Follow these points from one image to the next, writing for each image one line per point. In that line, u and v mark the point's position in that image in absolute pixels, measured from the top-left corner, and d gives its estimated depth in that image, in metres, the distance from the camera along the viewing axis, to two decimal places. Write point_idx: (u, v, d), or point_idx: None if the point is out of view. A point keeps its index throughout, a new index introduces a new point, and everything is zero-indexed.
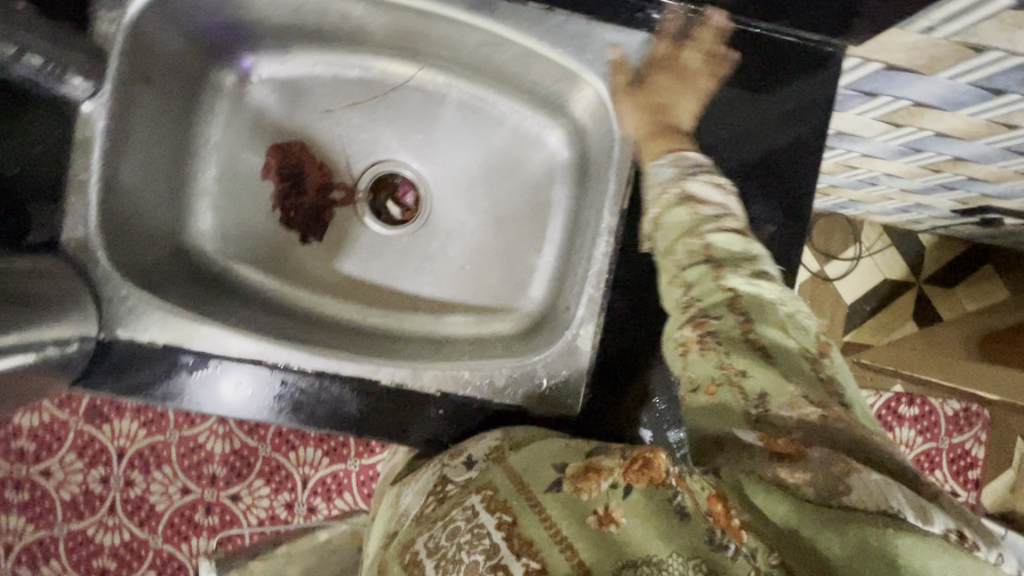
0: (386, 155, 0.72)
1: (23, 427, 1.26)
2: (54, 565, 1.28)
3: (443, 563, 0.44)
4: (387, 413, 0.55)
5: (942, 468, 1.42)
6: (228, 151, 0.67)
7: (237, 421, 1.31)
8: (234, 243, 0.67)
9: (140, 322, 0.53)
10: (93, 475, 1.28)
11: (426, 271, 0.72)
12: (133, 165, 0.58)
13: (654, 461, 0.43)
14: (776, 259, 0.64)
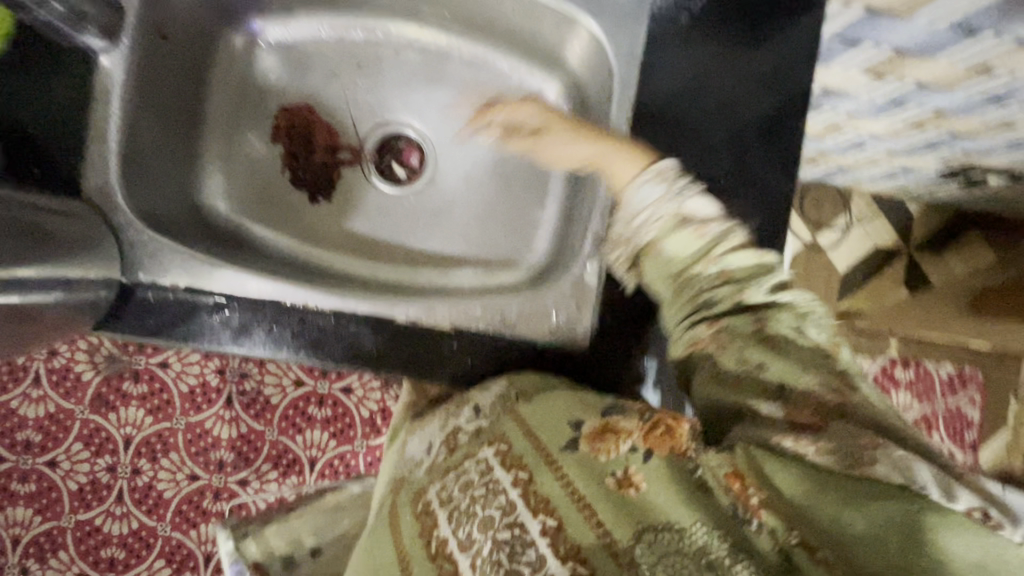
0: (391, 116, 0.74)
1: (28, 418, 1.26)
2: (62, 556, 1.27)
3: (457, 514, 0.51)
4: (405, 347, 0.59)
5: (939, 430, 1.45)
6: (238, 111, 0.69)
7: (243, 406, 1.31)
8: (244, 201, 0.69)
9: (162, 265, 0.56)
10: (99, 464, 1.28)
11: (433, 227, 0.74)
12: (149, 120, 0.61)
13: (677, 429, 0.50)
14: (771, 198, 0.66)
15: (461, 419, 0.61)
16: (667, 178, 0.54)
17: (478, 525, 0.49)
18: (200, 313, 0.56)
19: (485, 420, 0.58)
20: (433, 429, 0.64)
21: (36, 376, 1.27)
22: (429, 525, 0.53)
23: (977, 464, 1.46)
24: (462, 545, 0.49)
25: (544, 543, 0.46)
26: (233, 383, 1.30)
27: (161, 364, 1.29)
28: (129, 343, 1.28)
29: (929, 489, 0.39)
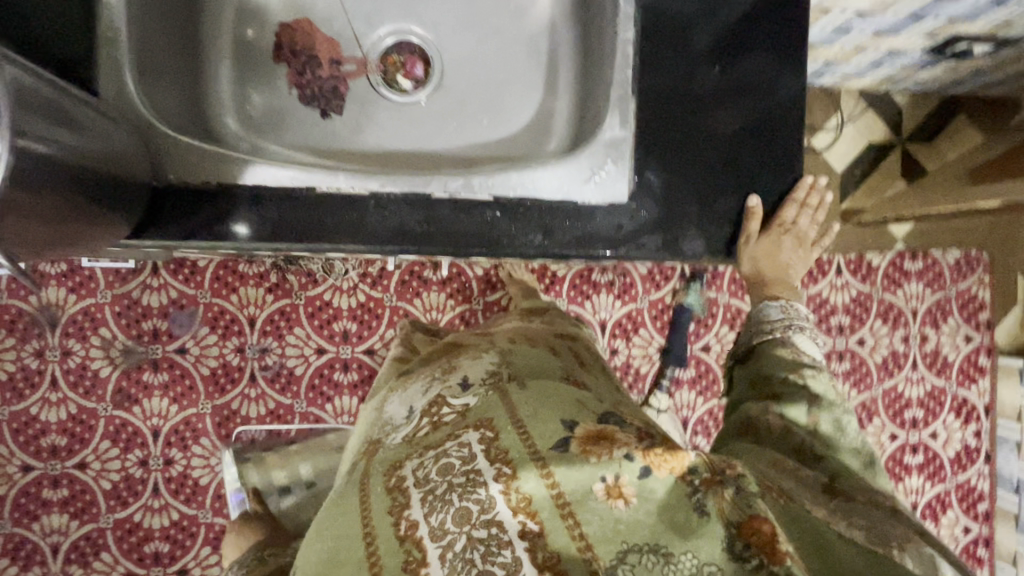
0: (389, 23, 0.74)
1: (51, 422, 1.24)
2: (106, 557, 1.26)
3: (432, 499, 0.55)
4: (451, 222, 0.64)
5: (954, 315, 1.47)
6: (235, 36, 0.71)
7: (267, 381, 1.29)
8: (255, 125, 0.71)
9: (189, 166, 0.58)
10: (131, 459, 1.26)
11: (447, 129, 0.74)
12: (152, 36, 0.63)
13: (677, 453, 0.57)
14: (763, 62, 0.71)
15: (447, 394, 0.70)
16: (789, 318, 0.75)
17: (453, 516, 0.53)
18: (235, 212, 0.60)
19: (471, 402, 0.67)
20: (416, 394, 0.74)
21: (53, 378, 1.24)
22: (399, 503, 0.55)
23: (993, 343, 1.49)
24: (432, 534, 0.52)
25: (520, 546, 0.50)
26: (255, 360, 1.29)
27: (179, 351, 1.27)
28: (143, 334, 1.26)
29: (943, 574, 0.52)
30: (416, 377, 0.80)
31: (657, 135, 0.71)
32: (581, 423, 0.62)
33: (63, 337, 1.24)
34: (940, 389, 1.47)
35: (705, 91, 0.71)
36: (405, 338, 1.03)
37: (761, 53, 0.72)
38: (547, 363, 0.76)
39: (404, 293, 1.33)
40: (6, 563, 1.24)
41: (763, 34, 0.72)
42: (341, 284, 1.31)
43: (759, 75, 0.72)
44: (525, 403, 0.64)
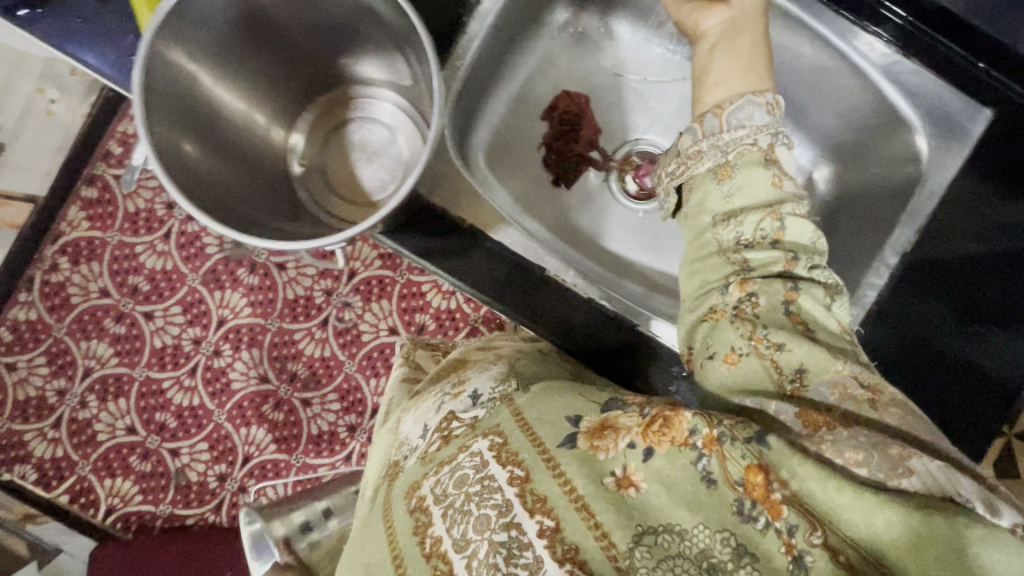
0: (635, 138, 0.94)
1: (145, 266, 1.31)
2: (121, 403, 1.31)
3: (452, 511, 0.52)
4: (639, 349, 0.78)
5: None
6: (524, 92, 0.92)
7: (336, 330, 1.33)
8: (500, 166, 0.91)
9: (463, 206, 0.78)
10: (188, 333, 1.32)
11: (640, 241, 0.92)
12: (481, 89, 0.87)
13: (675, 422, 0.51)
14: (930, 331, 0.79)
15: (456, 407, 0.65)
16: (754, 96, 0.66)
17: (473, 526, 0.51)
18: (473, 254, 0.77)
19: (480, 413, 0.62)
20: (429, 412, 0.68)
21: (168, 231, 1.32)
22: (422, 522, 0.53)
23: None
24: (456, 546, 0.50)
25: (542, 545, 0.49)
26: (335, 308, 1.33)
27: (279, 265, 1.33)
28: None
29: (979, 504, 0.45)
30: (426, 395, 0.75)
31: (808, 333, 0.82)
32: (586, 415, 0.56)
33: None
34: None
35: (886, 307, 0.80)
36: (408, 354, 1.02)
37: (966, 307, 0.80)
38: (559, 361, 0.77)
39: (490, 320, 1.33)
40: (42, 361, 1.31)
41: (976, 297, 0.80)
42: (441, 284, 1.34)
43: (943, 324, 0.79)
44: (536, 405, 0.59)
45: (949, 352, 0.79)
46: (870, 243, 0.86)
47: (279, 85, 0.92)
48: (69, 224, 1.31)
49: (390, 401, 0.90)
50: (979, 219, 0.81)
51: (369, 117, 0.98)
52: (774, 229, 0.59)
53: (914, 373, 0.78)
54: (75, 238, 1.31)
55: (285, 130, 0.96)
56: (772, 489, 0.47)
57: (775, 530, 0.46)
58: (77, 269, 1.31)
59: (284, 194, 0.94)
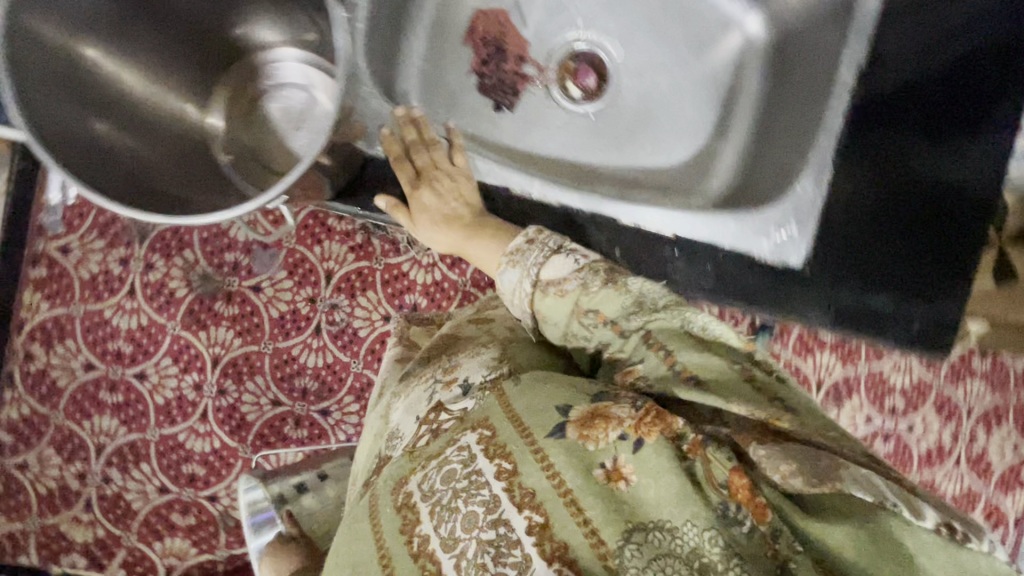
0: (562, 39, 0.89)
1: (120, 328, 1.27)
2: (144, 468, 1.29)
3: (438, 508, 0.55)
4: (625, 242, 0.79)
5: (1010, 422, 1.46)
6: (436, 22, 0.87)
7: (331, 335, 1.31)
8: (433, 103, 0.87)
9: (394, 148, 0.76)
10: (187, 381, 1.29)
11: (599, 142, 0.89)
12: (386, 28, 0.81)
13: (667, 417, 0.53)
14: (899, 159, 0.80)
15: (445, 399, 0.70)
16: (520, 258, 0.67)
17: (460, 523, 0.53)
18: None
19: (468, 406, 0.65)
20: (420, 402, 0.73)
21: (131, 287, 1.27)
22: (408, 520, 0.56)
23: None
24: (443, 544, 0.53)
25: (530, 543, 0.50)
26: (323, 313, 1.30)
27: (254, 288, 1.29)
28: (224, 265, 1.29)
29: (902, 507, 0.48)
30: (417, 380, 0.78)
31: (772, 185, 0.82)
32: (575, 405, 0.57)
33: (148, 250, 1.27)
34: (977, 492, 1.47)
35: (851, 151, 0.80)
36: (403, 332, 1.00)
37: (930, 122, 0.80)
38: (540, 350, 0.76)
39: (479, 281, 1.32)
40: (51, 451, 1.28)
41: (939, 109, 0.80)
42: (420, 259, 1.31)
43: (913, 148, 0.80)
44: (525, 395, 0.60)
45: (923, 175, 0.80)
46: (818, 77, 0.79)
47: (179, 63, 0.89)
48: (29, 310, 1.27)
49: (382, 382, 0.91)
50: (927, 31, 0.80)
51: (279, 86, 0.95)
52: (611, 329, 0.62)
53: (886, 203, 0.80)
54: (40, 322, 1.27)
55: (203, 111, 0.93)
56: (754, 492, 0.50)
57: (758, 532, 0.50)
58: (53, 352, 1.27)
59: (206, 174, 0.91)
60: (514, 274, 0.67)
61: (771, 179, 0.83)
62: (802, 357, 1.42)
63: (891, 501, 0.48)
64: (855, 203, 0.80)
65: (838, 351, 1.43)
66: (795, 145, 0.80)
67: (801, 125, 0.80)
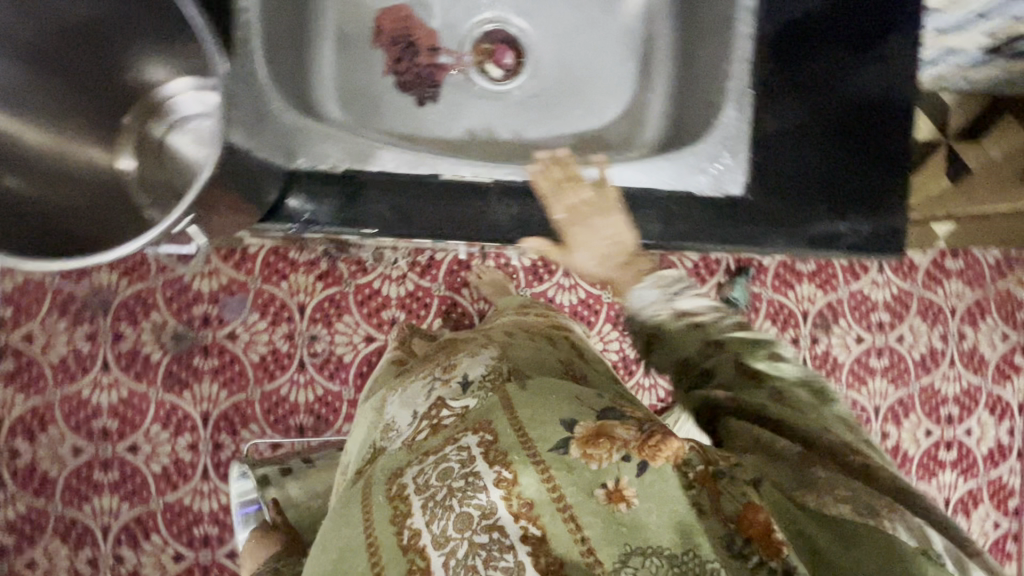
0: (471, 24, 0.89)
1: (102, 404, 1.25)
2: (155, 539, 1.26)
3: (432, 506, 0.54)
4: None
5: (992, 314, 1.49)
6: (340, 30, 0.86)
7: (316, 367, 1.29)
8: (355, 111, 0.86)
9: (320, 154, 0.73)
10: (181, 443, 1.27)
11: (526, 114, 0.88)
12: (287, 42, 0.80)
13: (669, 442, 0.53)
14: (827, 76, 0.79)
15: (445, 395, 0.69)
16: (663, 283, 0.63)
17: (454, 523, 0.52)
18: (364, 196, 0.74)
19: (470, 403, 0.65)
20: (417, 396, 0.72)
21: (105, 361, 1.25)
22: (400, 512, 0.54)
23: None
24: (436, 542, 0.51)
25: (525, 551, 0.49)
26: (305, 347, 1.29)
27: (229, 337, 1.27)
28: (194, 319, 1.26)
29: (944, 557, 0.46)
30: (415, 377, 0.78)
31: (700, 121, 0.82)
32: (581, 420, 0.57)
33: (114, 320, 1.25)
34: (976, 387, 1.50)
35: (777, 78, 0.79)
36: (405, 342, 1.01)
37: (851, 35, 0.79)
38: (545, 356, 0.77)
39: (452, 283, 1.32)
40: (57, 543, 1.25)
41: (851, 22, 0.79)
42: (390, 273, 1.30)
43: (838, 62, 0.79)
44: (528, 402, 0.61)
45: (851, 91, 0.79)
46: (720, 4, 0.79)
47: (76, 104, 0.84)
48: (5, 406, 1.23)
49: (375, 380, 0.91)
50: None
51: (183, 120, 0.92)
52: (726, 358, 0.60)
53: (840, 122, 0.79)
54: (18, 415, 1.24)
55: (109, 153, 0.88)
56: (772, 530, 0.48)
57: (769, 568, 0.47)
58: (37, 443, 1.24)
59: (118, 220, 0.86)
60: (646, 290, 0.64)
61: (699, 115, 0.83)
62: (783, 292, 1.44)
63: (936, 552, 0.46)
64: (796, 131, 0.79)
65: (816, 278, 1.45)
66: (709, 77, 0.81)
67: (716, 57, 0.80)
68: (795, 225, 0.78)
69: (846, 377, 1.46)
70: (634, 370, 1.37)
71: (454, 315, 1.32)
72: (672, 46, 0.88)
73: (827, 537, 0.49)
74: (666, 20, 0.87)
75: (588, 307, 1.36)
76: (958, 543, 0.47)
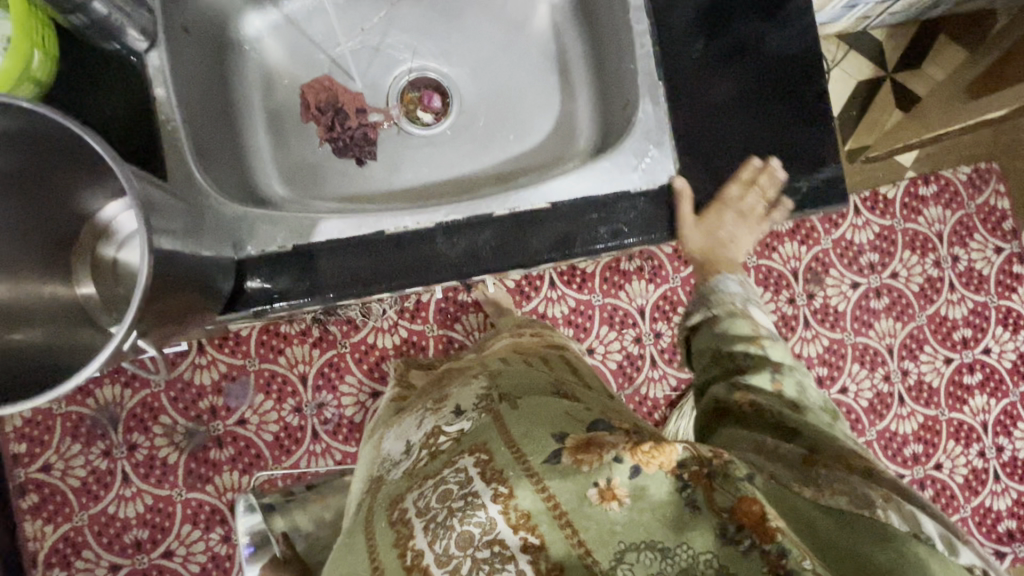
0: (388, 79, 0.92)
1: (130, 517, 1.26)
2: None
3: (433, 526, 0.54)
4: (516, 233, 0.78)
5: (979, 231, 1.49)
6: (271, 114, 0.90)
7: (330, 433, 1.30)
8: (299, 185, 0.89)
9: (265, 238, 0.75)
10: (213, 538, 1.27)
11: (464, 152, 0.91)
12: (217, 136, 0.83)
13: (664, 447, 0.53)
14: (738, 46, 0.81)
15: (441, 422, 0.70)
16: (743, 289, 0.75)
17: (455, 540, 0.52)
18: (317, 266, 0.76)
19: (465, 425, 0.67)
20: (410, 427, 0.74)
21: (124, 474, 1.26)
22: (403, 534, 0.56)
23: None
24: (437, 560, 0.52)
25: (525, 560, 0.50)
26: (314, 416, 1.30)
27: (239, 423, 1.29)
28: (202, 413, 1.28)
29: (936, 540, 0.47)
30: (409, 413, 0.80)
31: (623, 122, 0.84)
32: (571, 432, 0.59)
33: (125, 432, 1.26)
34: (983, 305, 1.48)
35: (699, 57, 0.81)
36: (403, 375, 1.03)
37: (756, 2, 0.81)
38: (538, 379, 0.75)
39: (443, 321, 1.33)
40: None
41: None
42: (381, 325, 1.32)
43: (749, 29, 0.81)
44: (519, 422, 0.63)
45: (769, 53, 0.81)
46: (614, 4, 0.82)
47: None
48: (37, 540, 1.25)
49: (376, 420, 0.90)
50: None
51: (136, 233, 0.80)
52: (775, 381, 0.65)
53: (759, 85, 0.81)
54: (51, 546, 1.25)
55: (68, 283, 0.77)
56: (766, 517, 0.49)
57: (759, 552, 0.47)
58: (75, 569, 1.25)
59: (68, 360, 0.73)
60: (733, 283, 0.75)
61: (623, 114, 0.85)
62: (768, 255, 1.44)
63: (928, 535, 0.47)
64: (729, 104, 0.80)
65: (797, 235, 1.45)
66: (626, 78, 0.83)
67: (624, 57, 0.83)
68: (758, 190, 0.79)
69: (851, 324, 1.46)
70: (640, 365, 1.37)
71: (452, 351, 1.33)
72: (586, 55, 0.91)
73: (826, 523, 0.51)
74: (574, 34, 0.91)
75: (581, 314, 1.36)
76: (947, 526, 0.48)
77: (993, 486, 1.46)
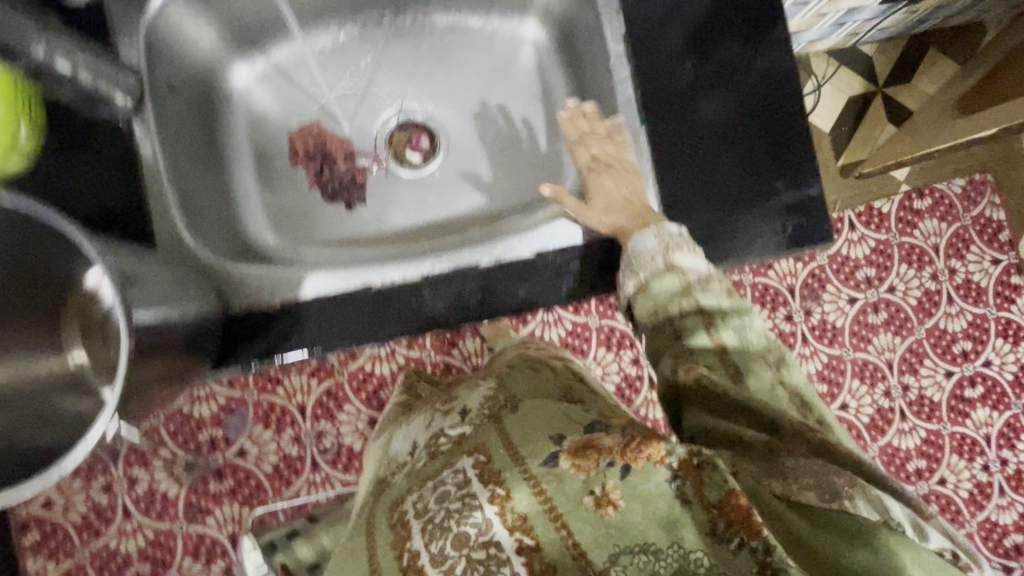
0: (377, 124, 0.94)
1: (131, 551, 1.26)
2: None
3: (431, 527, 0.59)
4: (503, 280, 0.79)
5: (976, 243, 1.48)
6: (260, 159, 0.91)
7: (329, 462, 1.30)
8: (288, 230, 0.90)
9: (252, 293, 0.79)
10: (214, 570, 1.27)
11: (453, 194, 0.92)
12: (208, 190, 0.86)
13: (652, 440, 0.54)
14: (723, 79, 0.82)
15: (444, 424, 0.74)
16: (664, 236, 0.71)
17: (452, 542, 0.57)
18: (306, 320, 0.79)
19: (465, 430, 0.70)
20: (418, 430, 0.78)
21: (125, 509, 1.26)
22: (401, 536, 0.60)
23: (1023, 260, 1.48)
24: (433, 560, 0.57)
25: (520, 560, 0.54)
26: (313, 445, 1.30)
27: (239, 454, 1.29)
28: (201, 445, 1.28)
29: (904, 526, 0.47)
30: (417, 414, 0.85)
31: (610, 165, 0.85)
32: (569, 434, 0.62)
33: (125, 467, 1.27)
34: (982, 317, 1.47)
35: (686, 86, 0.82)
36: (411, 386, 1.03)
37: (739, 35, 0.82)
38: (542, 386, 0.78)
39: (441, 347, 1.33)
40: None
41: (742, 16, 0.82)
42: (378, 353, 1.32)
43: (738, 57, 0.82)
44: (520, 432, 0.65)
45: (755, 85, 0.82)
46: (596, 45, 0.84)
47: None
48: None
49: (384, 423, 0.95)
50: None
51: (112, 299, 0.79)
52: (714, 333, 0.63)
53: (751, 103, 0.82)
54: None
55: (60, 352, 0.79)
56: (751, 513, 0.48)
57: (749, 550, 0.48)
58: None
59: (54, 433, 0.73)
60: (649, 240, 0.71)
61: None
62: (764, 273, 1.45)
63: (896, 522, 0.47)
64: (728, 120, 0.81)
65: None
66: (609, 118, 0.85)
67: (608, 99, 0.84)
68: (744, 207, 0.80)
69: (849, 339, 1.45)
70: (639, 387, 1.37)
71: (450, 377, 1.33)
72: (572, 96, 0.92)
73: (797, 519, 0.51)
74: (559, 74, 0.92)
75: (578, 336, 1.36)
76: (911, 509, 0.49)
77: (998, 500, 1.45)
